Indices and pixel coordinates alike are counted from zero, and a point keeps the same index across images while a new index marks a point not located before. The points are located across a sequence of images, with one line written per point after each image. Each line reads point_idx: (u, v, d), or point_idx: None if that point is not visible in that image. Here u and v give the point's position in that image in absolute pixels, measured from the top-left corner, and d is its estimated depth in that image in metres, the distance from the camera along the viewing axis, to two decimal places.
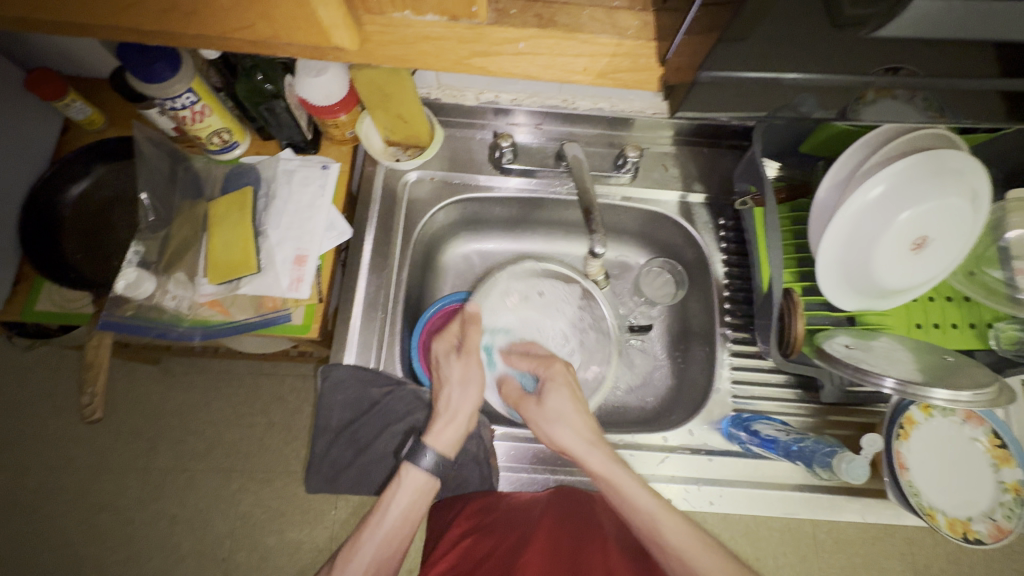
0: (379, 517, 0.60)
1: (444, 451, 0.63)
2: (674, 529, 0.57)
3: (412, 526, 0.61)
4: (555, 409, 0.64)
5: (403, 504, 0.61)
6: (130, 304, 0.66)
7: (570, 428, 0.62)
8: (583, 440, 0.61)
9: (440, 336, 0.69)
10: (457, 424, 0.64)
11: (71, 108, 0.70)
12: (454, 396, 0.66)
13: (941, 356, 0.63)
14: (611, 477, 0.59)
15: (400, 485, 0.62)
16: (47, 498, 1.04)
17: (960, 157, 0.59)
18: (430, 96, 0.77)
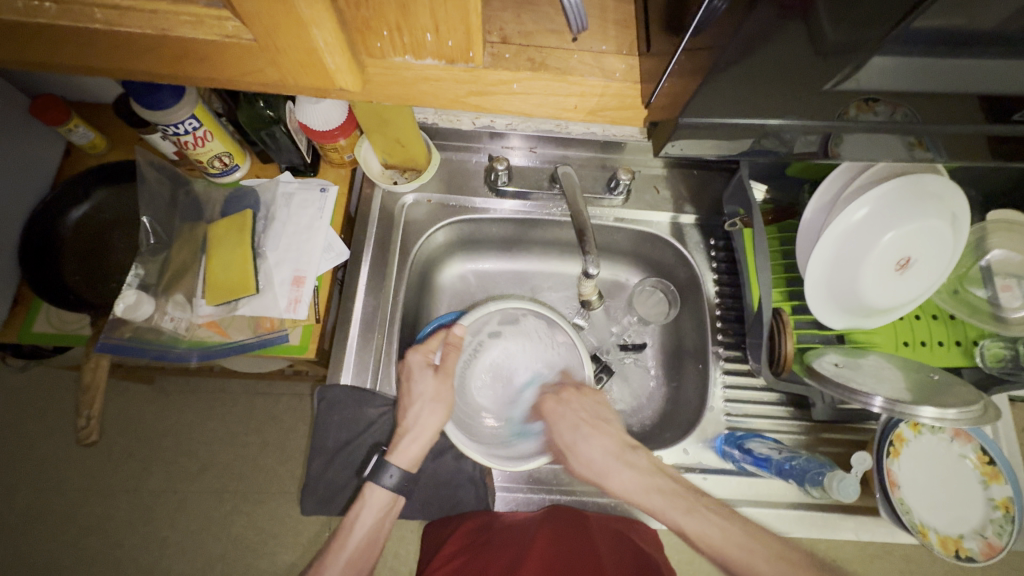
0: (346, 535, 0.62)
1: (406, 466, 0.63)
2: (698, 523, 0.56)
3: (380, 541, 0.63)
4: (573, 428, 0.66)
5: (368, 522, 0.62)
6: (128, 326, 0.67)
7: (588, 449, 0.65)
8: (609, 457, 0.64)
9: (417, 348, 0.67)
10: (422, 441, 0.64)
11: (74, 132, 0.71)
12: (421, 412, 0.65)
13: (928, 375, 0.64)
14: (638, 492, 0.61)
15: (365, 503, 0.63)
16: (34, 522, 1.02)
17: (939, 181, 0.62)
18: (428, 121, 0.80)
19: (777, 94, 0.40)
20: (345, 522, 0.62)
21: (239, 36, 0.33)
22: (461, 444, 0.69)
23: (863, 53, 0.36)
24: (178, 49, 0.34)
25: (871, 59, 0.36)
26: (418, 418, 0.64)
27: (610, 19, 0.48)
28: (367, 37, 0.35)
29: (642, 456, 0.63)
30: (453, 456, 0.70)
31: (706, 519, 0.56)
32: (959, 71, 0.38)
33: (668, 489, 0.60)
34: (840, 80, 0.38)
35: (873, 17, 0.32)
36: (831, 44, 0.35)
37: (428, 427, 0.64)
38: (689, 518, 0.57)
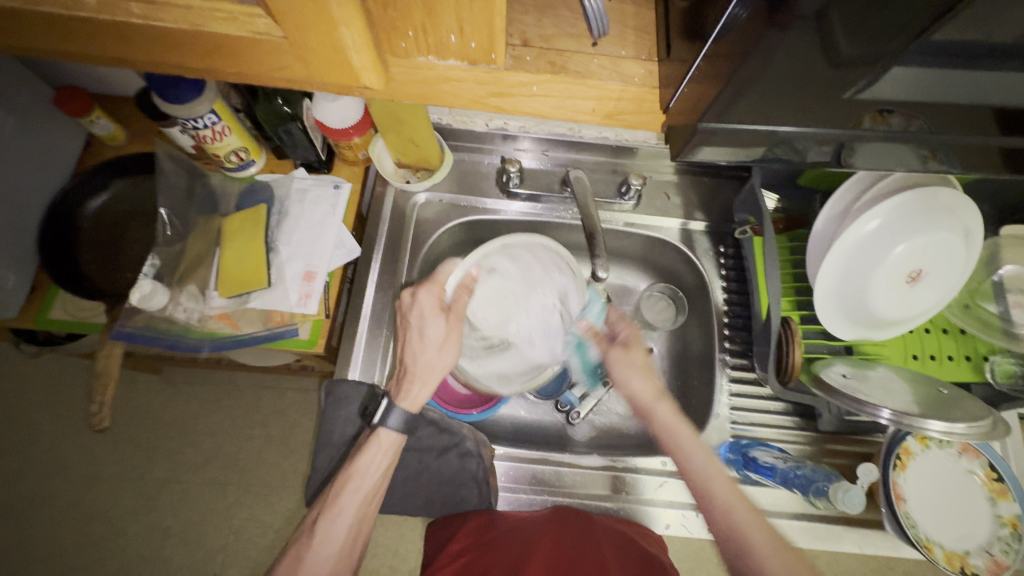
0: (359, 480, 0.60)
1: (412, 409, 0.61)
2: (724, 488, 0.59)
3: (377, 498, 0.62)
4: (629, 363, 0.70)
5: (380, 465, 0.61)
6: (141, 315, 0.68)
7: (647, 378, 0.69)
8: (648, 393, 0.67)
9: (426, 289, 0.62)
10: (427, 383, 0.62)
11: (96, 124, 0.72)
12: (429, 357, 0.62)
13: (937, 388, 0.64)
14: (671, 429, 0.64)
15: (377, 447, 0.61)
16: (40, 507, 1.03)
17: (951, 194, 0.62)
18: (442, 121, 0.81)
19: (791, 105, 0.40)
20: (355, 467, 0.60)
21: (272, 33, 0.34)
22: (464, 442, 0.68)
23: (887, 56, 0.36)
24: (210, 45, 0.35)
25: (889, 70, 0.36)
26: (423, 364, 0.61)
27: (629, 25, 0.48)
28: (393, 37, 0.36)
29: (666, 407, 0.66)
30: (456, 454, 0.68)
31: (713, 470, 0.60)
32: (965, 88, 0.39)
33: (687, 442, 0.62)
34: (855, 90, 0.38)
35: (886, 22, 0.33)
36: (845, 57, 0.35)
37: (433, 369, 0.62)
38: (700, 468, 0.60)
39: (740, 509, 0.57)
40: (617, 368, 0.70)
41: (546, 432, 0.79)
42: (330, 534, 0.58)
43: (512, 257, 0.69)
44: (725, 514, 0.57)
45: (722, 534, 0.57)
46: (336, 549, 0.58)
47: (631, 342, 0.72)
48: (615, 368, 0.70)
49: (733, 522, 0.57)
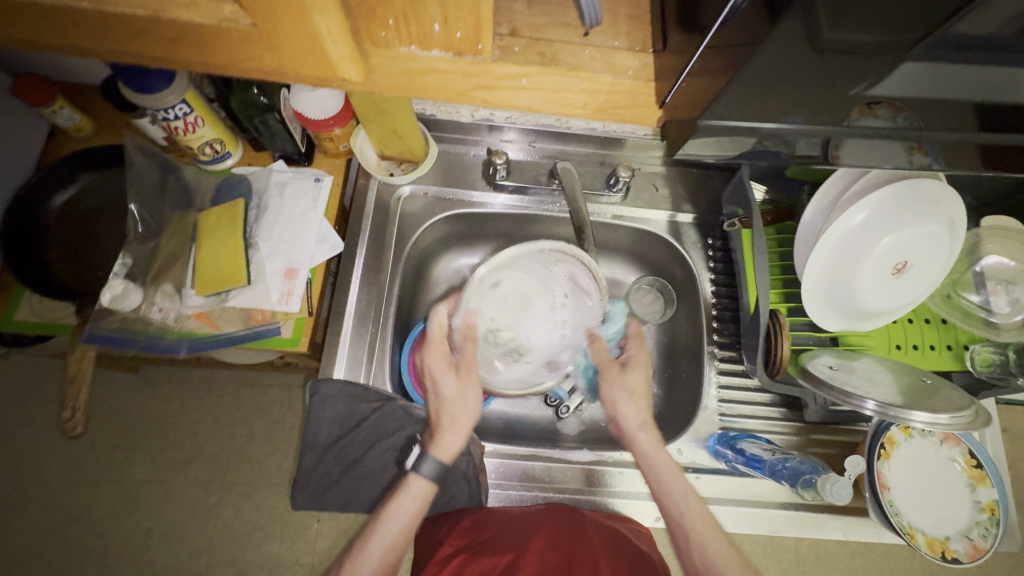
0: (404, 494, 0.61)
1: (445, 458, 0.61)
2: (703, 527, 0.59)
3: (402, 550, 0.60)
4: (626, 386, 0.66)
5: (409, 512, 0.60)
6: (115, 317, 0.65)
7: (639, 403, 0.65)
8: (636, 420, 0.64)
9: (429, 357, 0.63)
10: (457, 432, 0.62)
11: (59, 114, 0.69)
12: (452, 409, 0.62)
13: (920, 378, 0.65)
14: (653, 458, 0.62)
15: (407, 492, 0.61)
16: (14, 511, 1.00)
17: (936, 186, 0.62)
18: (425, 111, 0.79)
19: (783, 98, 0.39)
20: (408, 482, 0.61)
21: (238, 20, 0.32)
22: None
23: (891, 55, 0.35)
24: (174, 34, 0.33)
25: (900, 65, 0.36)
26: (451, 416, 0.62)
27: (618, 14, 0.46)
28: (372, 26, 0.34)
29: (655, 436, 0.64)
30: None
31: (692, 506, 0.60)
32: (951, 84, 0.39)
33: (671, 473, 0.61)
34: (859, 89, 0.38)
35: (883, 12, 0.32)
36: (828, 41, 0.34)
37: (462, 420, 0.62)
38: (678, 501, 0.60)
39: (715, 535, 0.58)
40: (613, 384, 0.66)
41: (535, 427, 0.78)
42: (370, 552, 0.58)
43: (512, 269, 0.66)
44: (700, 550, 0.58)
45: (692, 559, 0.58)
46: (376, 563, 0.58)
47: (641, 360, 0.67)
48: (618, 381, 0.66)
49: (705, 552, 0.58)
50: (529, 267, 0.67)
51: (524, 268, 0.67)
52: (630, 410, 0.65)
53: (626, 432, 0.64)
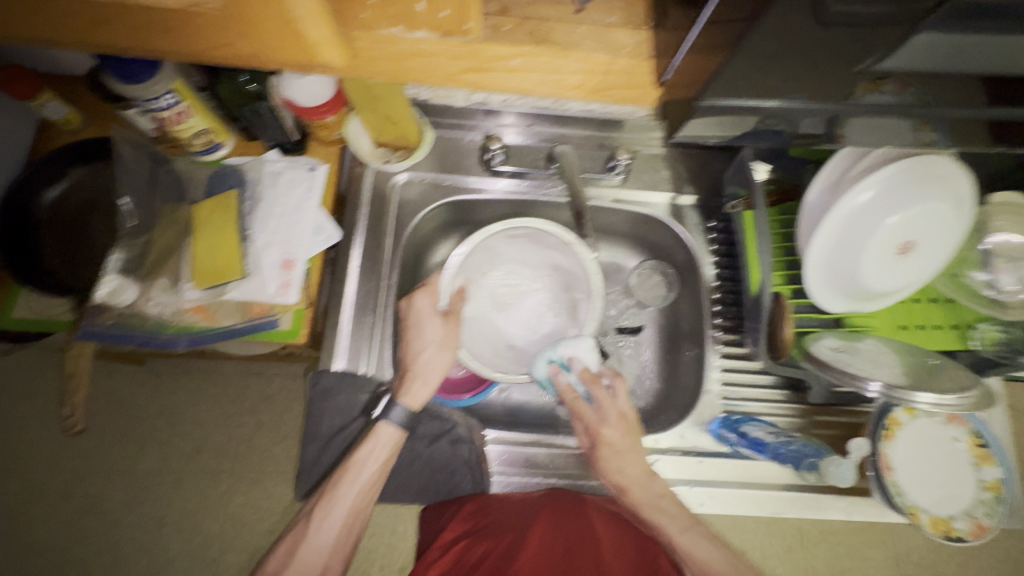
0: (355, 473, 0.61)
1: (414, 405, 0.63)
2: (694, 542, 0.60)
3: (371, 497, 0.62)
4: (613, 470, 0.62)
5: (380, 457, 0.62)
6: (111, 313, 0.65)
7: (628, 465, 0.62)
8: (635, 475, 0.62)
9: (425, 292, 0.68)
10: (427, 381, 0.65)
11: (46, 107, 0.67)
12: (428, 355, 0.66)
13: (926, 359, 0.64)
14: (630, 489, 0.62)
15: (375, 442, 0.62)
16: (28, 503, 1.02)
17: (944, 162, 0.61)
18: (420, 96, 0.76)
19: (783, 71, 0.39)
20: (352, 462, 0.61)
21: (209, 6, 0.31)
22: (457, 429, 0.68)
23: (901, 28, 0.35)
24: (141, 22, 0.32)
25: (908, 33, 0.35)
26: (422, 361, 0.65)
27: None
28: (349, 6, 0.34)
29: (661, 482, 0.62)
30: (448, 441, 0.67)
31: (695, 540, 0.60)
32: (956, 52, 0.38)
33: (674, 511, 0.61)
34: (866, 64, 0.38)
35: None
36: (834, 13, 0.33)
37: (432, 367, 0.65)
38: (683, 536, 0.60)
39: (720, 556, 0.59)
40: (599, 457, 0.63)
41: (536, 413, 0.78)
42: (328, 524, 0.60)
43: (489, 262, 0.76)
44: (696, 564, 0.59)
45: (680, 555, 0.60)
46: (333, 534, 0.60)
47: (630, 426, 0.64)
48: (603, 458, 0.63)
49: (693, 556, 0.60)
50: (504, 259, 0.77)
51: (502, 266, 0.76)
52: (621, 476, 0.62)
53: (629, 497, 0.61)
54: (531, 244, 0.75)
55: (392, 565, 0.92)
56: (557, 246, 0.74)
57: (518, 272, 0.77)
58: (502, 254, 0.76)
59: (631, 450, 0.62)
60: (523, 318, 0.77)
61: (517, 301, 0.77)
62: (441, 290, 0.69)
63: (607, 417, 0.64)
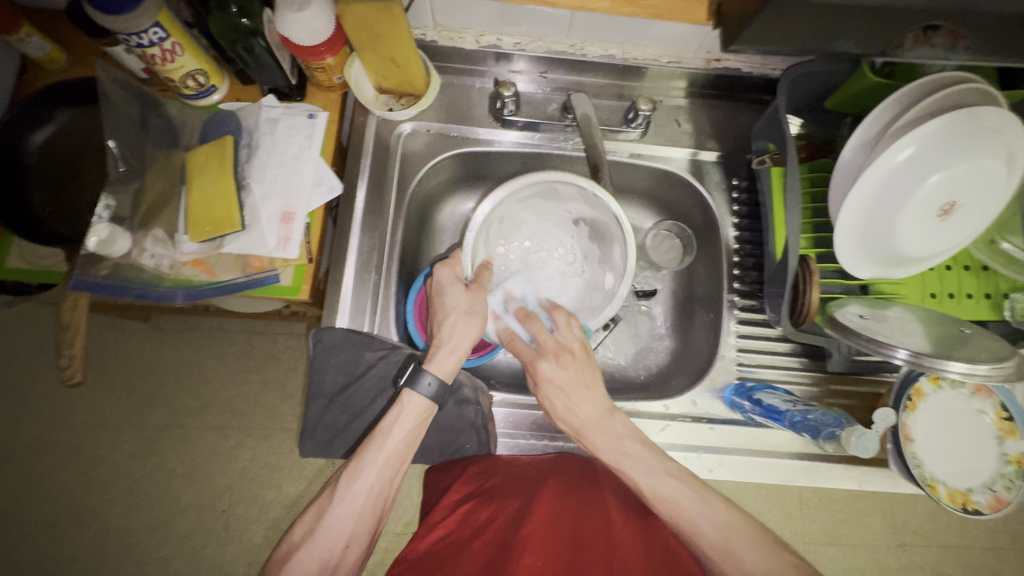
0: (382, 440, 0.59)
1: (445, 378, 0.60)
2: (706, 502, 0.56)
3: (401, 467, 0.59)
4: (559, 401, 0.60)
5: (408, 425, 0.59)
6: (105, 264, 0.63)
7: (577, 399, 0.60)
8: (598, 410, 0.60)
9: (445, 266, 0.64)
10: (458, 352, 0.61)
11: (27, 43, 0.63)
12: (457, 325, 0.62)
13: (958, 328, 0.61)
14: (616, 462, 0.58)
15: (402, 409, 0.60)
16: (41, 453, 1.03)
17: (999, 114, 0.55)
18: (426, 38, 0.69)
19: None
20: (380, 428, 0.59)
21: None
22: (462, 390, 0.65)
23: None
24: None
25: None
26: (450, 332, 0.62)
27: None
28: None
29: (620, 421, 0.59)
30: (454, 403, 0.65)
31: (676, 486, 0.56)
32: None
33: (637, 452, 0.58)
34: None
35: None
36: None
37: (461, 339, 0.62)
38: (648, 477, 0.57)
39: (721, 513, 0.55)
40: (541, 392, 0.61)
41: None
42: (352, 494, 0.57)
43: (509, 222, 0.72)
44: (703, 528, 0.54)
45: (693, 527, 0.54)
46: (359, 505, 0.57)
47: (578, 356, 0.62)
48: (547, 391, 0.61)
49: (697, 522, 0.54)
50: (526, 220, 0.74)
51: (520, 222, 0.74)
52: (579, 411, 0.60)
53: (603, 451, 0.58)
54: (546, 201, 0.71)
55: (397, 520, 0.94)
56: (576, 198, 0.70)
57: (543, 232, 0.75)
58: (522, 217, 0.73)
59: (580, 372, 0.61)
60: (550, 275, 0.75)
61: (545, 261, 0.76)
62: (464, 261, 0.66)
63: (565, 346, 0.62)
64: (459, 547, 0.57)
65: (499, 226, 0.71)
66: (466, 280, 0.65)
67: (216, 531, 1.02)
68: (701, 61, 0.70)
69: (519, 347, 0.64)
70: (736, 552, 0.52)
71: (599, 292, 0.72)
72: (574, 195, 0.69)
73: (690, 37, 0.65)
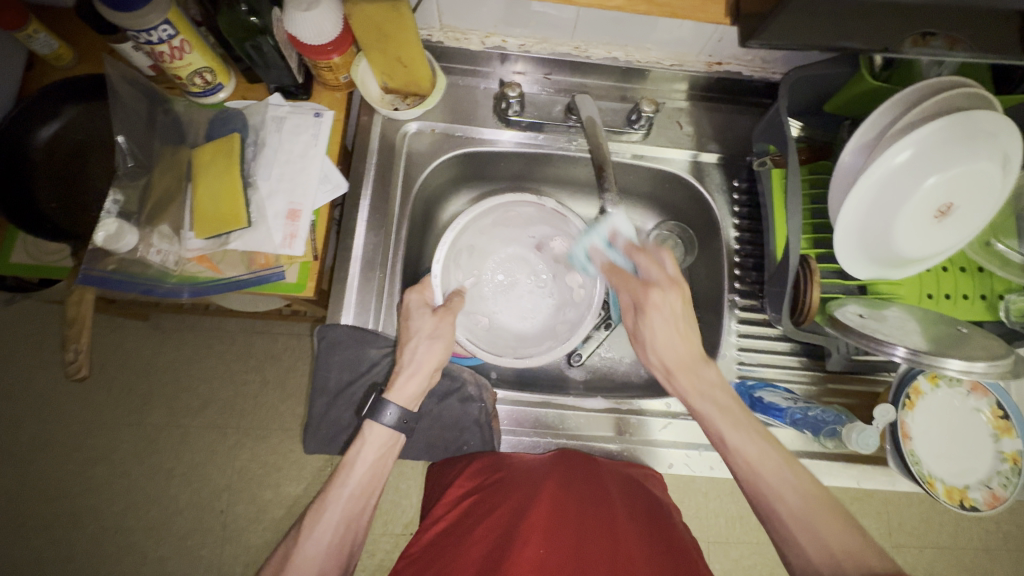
0: (346, 473, 0.57)
1: (407, 404, 0.59)
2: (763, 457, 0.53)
3: (367, 505, 0.58)
4: (653, 325, 0.59)
5: (370, 458, 0.58)
6: (111, 258, 0.62)
7: (671, 347, 0.59)
8: (690, 359, 0.58)
9: (415, 289, 0.65)
10: (421, 377, 0.61)
11: (35, 40, 0.63)
12: (419, 349, 0.62)
13: (954, 327, 0.62)
14: (710, 420, 0.56)
15: (365, 441, 0.59)
16: (37, 452, 1.02)
17: (994, 118, 0.56)
18: (432, 39, 0.70)
19: None
20: (344, 462, 0.58)
21: None
22: (467, 387, 0.67)
23: None
24: None
25: None
26: (413, 356, 0.62)
27: None
28: None
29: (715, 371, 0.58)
30: (459, 399, 0.67)
31: (747, 437, 0.54)
32: None
33: (727, 404, 0.56)
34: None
35: None
36: None
37: (424, 364, 0.61)
38: (741, 442, 0.54)
39: (788, 476, 0.52)
40: (643, 325, 0.60)
41: (545, 376, 0.77)
42: (314, 538, 0.54)
43: (475, 248, 0.77)
44: (763, 493, 0.52)
45: (757, 491, 0.53)
46: (327, 542, 0.54)
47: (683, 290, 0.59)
48: (646, 322, 0.60)
49: (767, 485, 0.52)
50: (492, 249, 0.80)
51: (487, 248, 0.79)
52: (669, 355, 0.59)
53: (691, 399, 0.58)
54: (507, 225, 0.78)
55: (397, 521, 0.94)
56: (536, 218, 0.77)
57: (513, 257, 0.81)
58: (487, 247, 0.79)
59: (679, 311, 0.59)
60: (524, 298, 0.80)
61: (518, 287, 0.80)
62: (433, 287, 0.66)
63: (675, 281, 0.59)
64: (460, 541, 0.56)
65: (468, 256, 0.76)
66: (433, 306, 0.66)
67: (214, 531, 1.02)
68: (702, 64, 0.71)
69: (621, 277, 0.63)
70: (816, 533, 0.49)
71: (572, 306, 0.77)
72: (532, 216, 0.77)
73: (691, 40, 0.66)
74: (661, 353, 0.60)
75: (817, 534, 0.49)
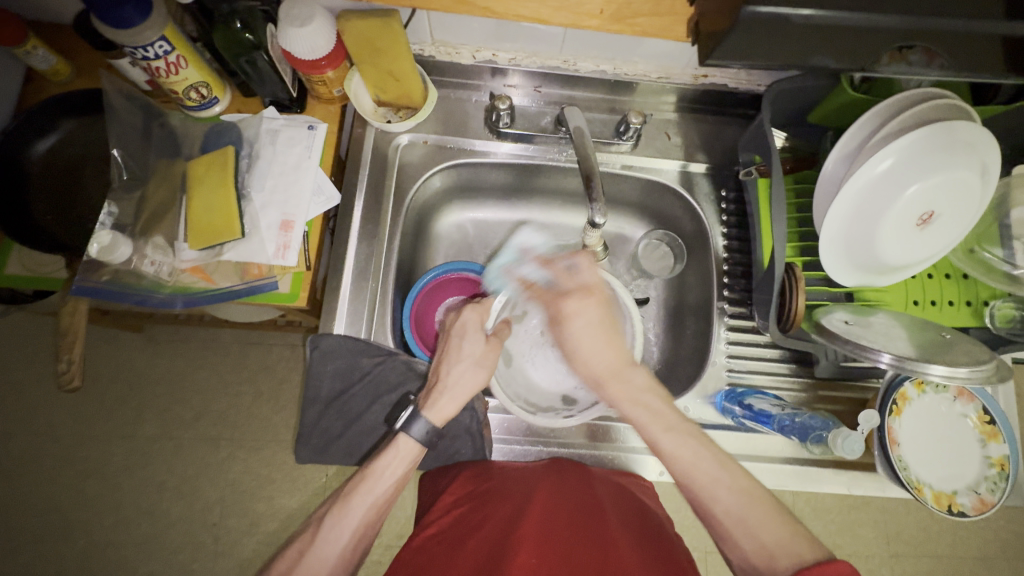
0: (372, 482, 0.57)
1: (437, 422, 0.59)
2: (703, 458, 0.55)
3: (383, 515, 0.58)
4: (576, 336, 0.62)
5: (398, 471, 0.58)
6: (106, 269, 0.63)
7: (595, 354, 0.62)
8: (607, 368, 0.61)
9: (473, 307, 0.65)
10: (459, 402, 0.61)
11: (33, 55, 0.64)
12: (465, 373, 0.62)
13: (939, 333, 0.63)
14: (635, 418, 0.59)
15: (395, 453, 0.59)
16: (29, 466, 1.02)
17: (971, 128, 0.57)
18: (424, 53, 0.72)
19: None
20: (371, 470, 0.57)
21: None
22: None
23: None
24: None
25: None
26: (458, 377, 0.62)
27: None
28: None
29: (641, 374, 0.61)
30: None
31: (681, 441, 0.56)
32: None
33: (657, 408, 0.59)
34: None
35: None
36: None
37: (465, 387, 0.62)
38: (671, 442, 0.56)
39: (738, 478, 0.54)
40: (568, 335, 0.63)
41: None
42: (331, 539, 0.54)
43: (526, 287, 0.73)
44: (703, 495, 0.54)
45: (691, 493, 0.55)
46: (341, 546, 0.54)
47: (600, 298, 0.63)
48: (570, 331, 0.63)
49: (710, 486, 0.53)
50: None
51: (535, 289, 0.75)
52: (593, 364, 0.62)
53: (622, 405, 0.60)
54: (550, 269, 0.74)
55: (391, 532, 0.93)
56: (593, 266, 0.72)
57: None
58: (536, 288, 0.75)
59: (599, 318, 0.62)
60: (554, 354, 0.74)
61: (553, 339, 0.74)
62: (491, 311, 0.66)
63: (586, 287, 0.63)
64: (449, 549, 0.55)
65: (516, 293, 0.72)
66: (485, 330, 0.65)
67: (206, 545, 1.01)
68: (688, 77, 0.73)
69: (540, 291, 0.67)
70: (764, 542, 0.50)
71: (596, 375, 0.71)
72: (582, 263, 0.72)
73: (677, 53, 0.68)
74: (590, 368, 0.62)
75: (753, 531, 0.51)
